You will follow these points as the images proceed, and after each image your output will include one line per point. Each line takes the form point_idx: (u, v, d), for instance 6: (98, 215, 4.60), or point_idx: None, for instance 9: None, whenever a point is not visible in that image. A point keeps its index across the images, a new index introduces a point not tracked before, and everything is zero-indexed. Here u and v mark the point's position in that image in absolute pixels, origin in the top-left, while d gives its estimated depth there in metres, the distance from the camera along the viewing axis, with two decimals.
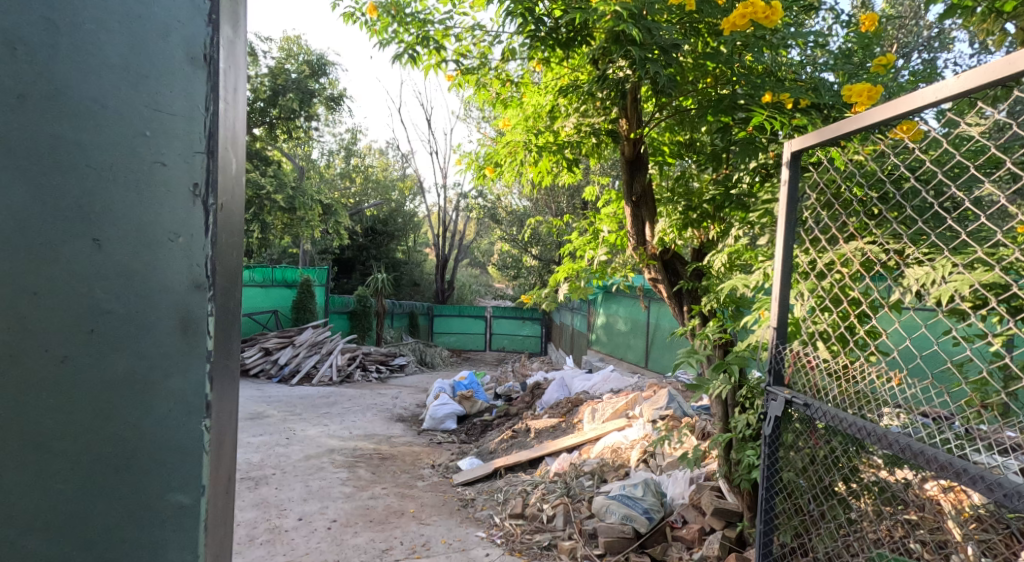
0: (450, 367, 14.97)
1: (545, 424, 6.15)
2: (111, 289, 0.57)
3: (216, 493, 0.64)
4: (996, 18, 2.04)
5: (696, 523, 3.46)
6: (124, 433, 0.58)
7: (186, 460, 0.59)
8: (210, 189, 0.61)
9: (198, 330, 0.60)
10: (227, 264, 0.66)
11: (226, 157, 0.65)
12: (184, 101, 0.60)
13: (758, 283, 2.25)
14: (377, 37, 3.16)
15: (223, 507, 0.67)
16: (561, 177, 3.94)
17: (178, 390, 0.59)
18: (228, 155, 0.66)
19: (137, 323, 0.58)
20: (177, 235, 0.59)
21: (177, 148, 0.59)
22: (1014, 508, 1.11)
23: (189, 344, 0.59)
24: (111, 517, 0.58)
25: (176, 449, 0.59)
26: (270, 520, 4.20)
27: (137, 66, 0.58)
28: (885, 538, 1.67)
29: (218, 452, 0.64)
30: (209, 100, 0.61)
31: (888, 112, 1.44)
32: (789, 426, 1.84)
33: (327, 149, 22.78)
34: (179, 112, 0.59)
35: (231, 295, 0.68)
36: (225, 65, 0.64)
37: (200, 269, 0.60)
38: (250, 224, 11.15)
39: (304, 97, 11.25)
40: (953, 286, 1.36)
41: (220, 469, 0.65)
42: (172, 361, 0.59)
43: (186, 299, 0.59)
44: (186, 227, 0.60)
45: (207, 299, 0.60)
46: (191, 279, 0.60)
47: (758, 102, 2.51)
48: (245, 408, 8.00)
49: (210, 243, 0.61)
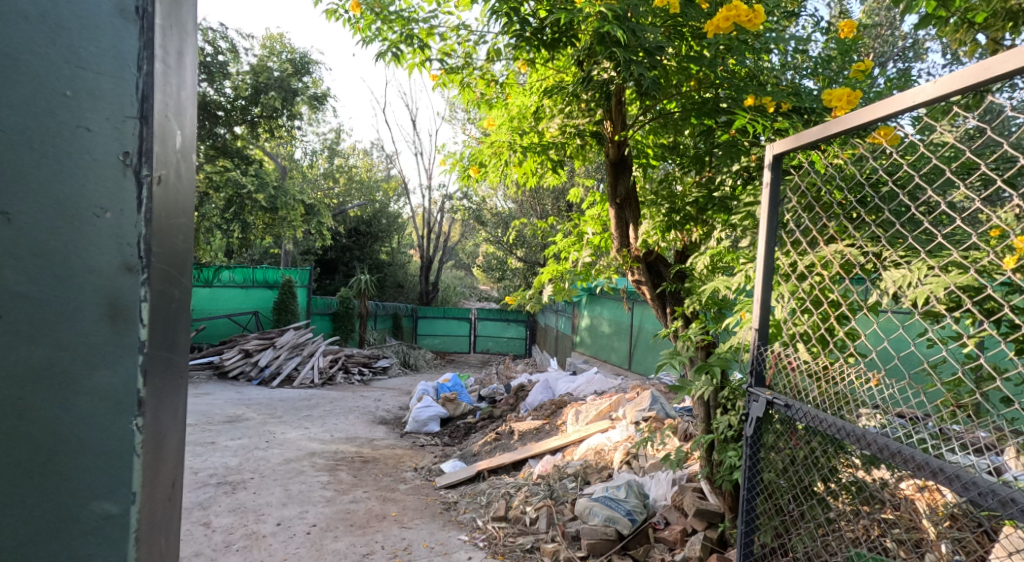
0: (434, 369, 14.93)
1: (529, 426, 6.15)
2: (23, 271, 0.56)
3: (154, 500, 0.64)
4: (968, 29, 2.09)
5: (679, 524, 3.47)
6: (42, 435, 0.57)
7: (111, 465, 0.60)
8: (143, 158, 0.62)
9: (129, 318, 0.60)
10: (171, 251, 0.67)
11: (166, 129, 0.65)
12: (112, 59, 0.60)
13: (741, 286, 2.28)
14: (360, 34, 3.12)
15: (163, 516, 0.67)
16: (546, 178, 3.96)
17: (105, 386, 0.59)
18: (171, 126, 0.66)
19: (57, 309, 0.57)
20: (104, 210, 0.60)
21: (104, 112, 0.60)
22: (988, 507, 1.13)
23: (118, 334, 0.60)
24: (28, 528, 0.57)
25: (101, 453, 0.59)
26: (249, 525, 4.13)
27: (55, 17, 0.57)
28: (863, 537, 1.69)
29: (158, 456, 0.65)
30: (142, 59, 0.61)
31: (864, 117, 1.46)
32: (770, 427, 1.89)
33: (311, 149, 22.62)
34: (105, 71, 0.60)
35: (175, 283, 0.68)
36: (165, 23, 0.63)
37: (131, 250, 0.61)
38: (229, 224, 11.02)
39: (287, 96, 11.13)
40: (929, 288, 1.38)
41: (159, 475, 0.66)
42: (99, 351, 0.59)
43: (116, 283, 0.60)
44: (116, 202, 0.60)
45: (140, 284, 0.61)
46: (122, 263, 0.60)
47: (740, 105, 2.55)
48: (223, 411, 7.87)
49: (143, 221, 0.61)
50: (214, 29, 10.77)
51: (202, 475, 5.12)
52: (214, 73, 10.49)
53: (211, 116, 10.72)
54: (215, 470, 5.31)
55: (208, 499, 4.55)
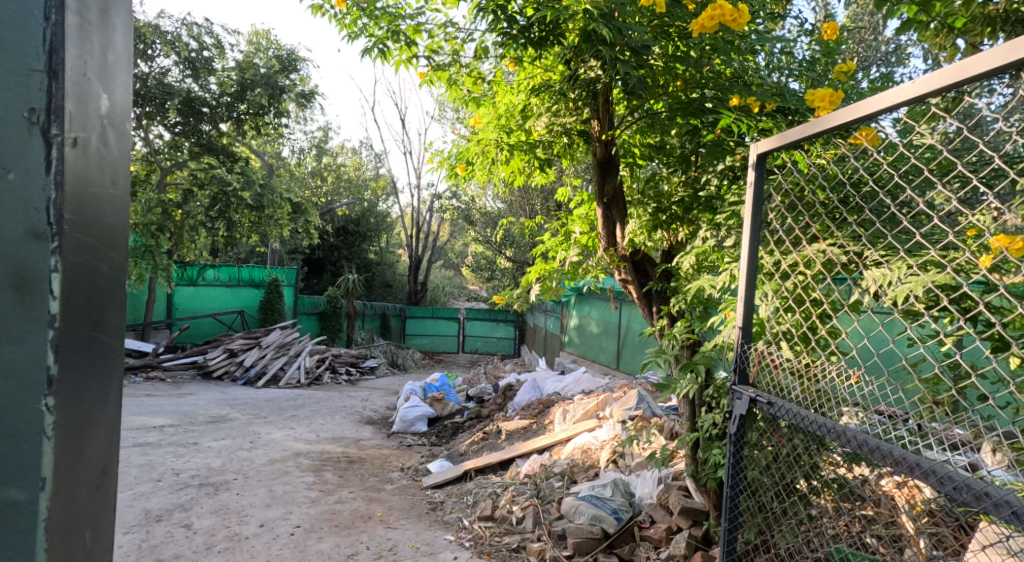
0: (422, 368, 14.87)
1: (516, 426, 6.14)
2: None
3: (72, 488, 0.61)
4: (948, 34, 2.11)
5: (664, 523, 3.49)
6: None
7: (22, 449, 0.57)
8: (53, 117, 0.58)
9: (38, 289, 0.57)
10: (94, 223, 0.63)
11: (83, 89, 0.61)
12: (16, 8, 0.56)
13: (724, 285, 2.30)
14: (346, 30, 3.11)
15: (85, 506, 0.64)
16: (534, 177, 4.01)
17: (11, 362, 0.56)
18: (91, 87, 0.63)
19: None
20: (8, 170, 0.56)
21: (8, 66, 0.56)
22: (962, 501, 1.16)
23: (24, 307, 0.56)
24: None
25: (9, 436, 0.56)
26: (230, 527, 4.08)
27: None
28: (842, 534, 1.72)
29: (77, 443, 0.62)
30: (50, 9, 0.57)
31: (846, 116, 1.47)
32: (754, 426, 1.89)
33: (299, 148, 22.53)
34: (9, 20, 0.55)
35: (101, 258, 0.65)
36: None
37: (40, 216, 0.57)
38: (214, 222, 10.93)
39: (274, 92, 11.05)
40: (908, 288, 1.39)
41: (81, 461, 0.62)
42: (8, 324, 0.56)
43: (21, 251, 0.56)
44: (22, 163, 0.57)
45: (49, 252, 0.57)
46: (28, 229, 0.57)
47: (725, 105, 2.57)
48: (207, 412, 7.79)
49: (52, 184, 0.58)
50: (199, 24, 10.66)
51: (184, 476, 5.06)
52: (199, 68, 10.39)
53: (196, 112, 10.61)
54: (197, 471, 5.24)
55: (189, 501, 4.49)
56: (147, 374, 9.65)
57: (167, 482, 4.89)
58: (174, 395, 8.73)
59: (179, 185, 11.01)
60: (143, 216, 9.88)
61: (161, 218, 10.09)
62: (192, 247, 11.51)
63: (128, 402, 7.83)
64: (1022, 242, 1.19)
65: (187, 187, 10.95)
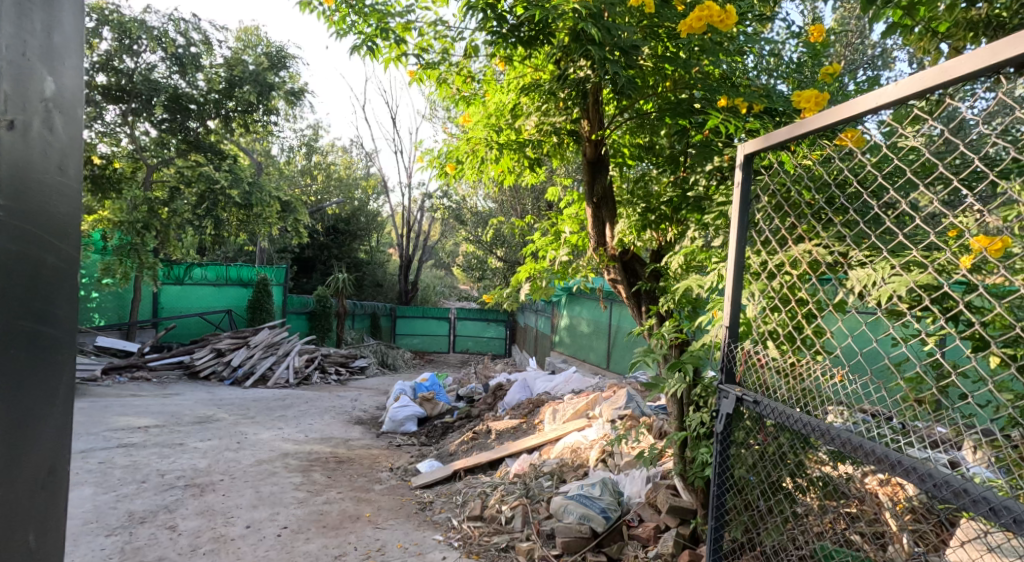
0: (412, 368, 14.83)
1: (506, 425, 6.14)
2: None
3: (12, 478, 0.73)
4: (931, 38, 2.16)
5: (652, 521, 3.52)
6: None
7: None
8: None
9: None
10: (38, 212, 0.75)
11: (14, 76, 0.72)
12: None
13: (712, 284, 2.32)
14: (335, 27, 3.08)
15: (27, 503, 0.76)
16: (523, 177, 4.03)
17: None
18: (24, 75, 0.74)
19: None
20: None
21: None
22: (942, 499, 1.17)
23: None
24: None
25: None
26: (216, 528, 4.04)
27: None
28: (827, 532, 1.73)
29: (18, 437, 0.73)
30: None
31: (832, 117, 1.48)
32: (740, 424, 1.92)
33: (288, 146, 22.38)
34: None
35: (44, 249, 0.75)
36: None
37: None
38: (202, 220, 10.86)
39: (262, 90, 11.00)
40: (891, 287, 1.40)
41: (22, 456, 0.74)
42: None
43: None
44: None
45: None
46: None
47: (714, 106, 2.61)
48: (193, 412, 7.70)
49: None
50: (186, 20, 10.58)
51: (169, 477, 5.01)
52: (186, 65, 10.28)
53: (183, 109, 10.52)
54: (182, 472, 5.19)
55: (174, 502, 4.45)
56: (132, 374, 9.53)
57: (151, 483, 4.84)
58: (160, 395, 8.64)
59: (166, 183, 10.91)
60: (129, 214, 9.79)
61: (146, 215, 10.00)
62: (179, 246, 11.41)
63: (113, 402, 7.73)
64: (999, 243, 1.22)
65: (175, 185, 10.87)
